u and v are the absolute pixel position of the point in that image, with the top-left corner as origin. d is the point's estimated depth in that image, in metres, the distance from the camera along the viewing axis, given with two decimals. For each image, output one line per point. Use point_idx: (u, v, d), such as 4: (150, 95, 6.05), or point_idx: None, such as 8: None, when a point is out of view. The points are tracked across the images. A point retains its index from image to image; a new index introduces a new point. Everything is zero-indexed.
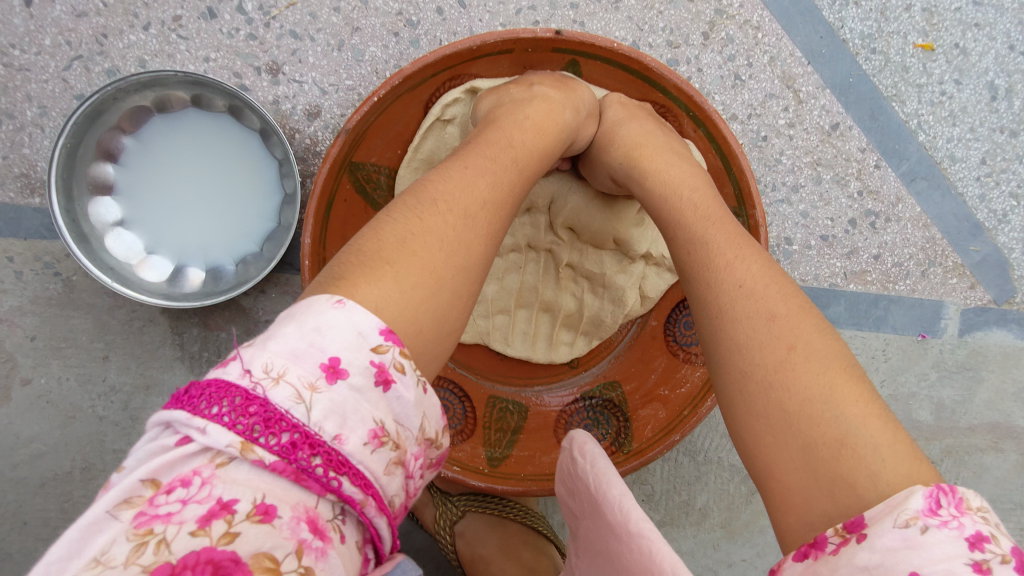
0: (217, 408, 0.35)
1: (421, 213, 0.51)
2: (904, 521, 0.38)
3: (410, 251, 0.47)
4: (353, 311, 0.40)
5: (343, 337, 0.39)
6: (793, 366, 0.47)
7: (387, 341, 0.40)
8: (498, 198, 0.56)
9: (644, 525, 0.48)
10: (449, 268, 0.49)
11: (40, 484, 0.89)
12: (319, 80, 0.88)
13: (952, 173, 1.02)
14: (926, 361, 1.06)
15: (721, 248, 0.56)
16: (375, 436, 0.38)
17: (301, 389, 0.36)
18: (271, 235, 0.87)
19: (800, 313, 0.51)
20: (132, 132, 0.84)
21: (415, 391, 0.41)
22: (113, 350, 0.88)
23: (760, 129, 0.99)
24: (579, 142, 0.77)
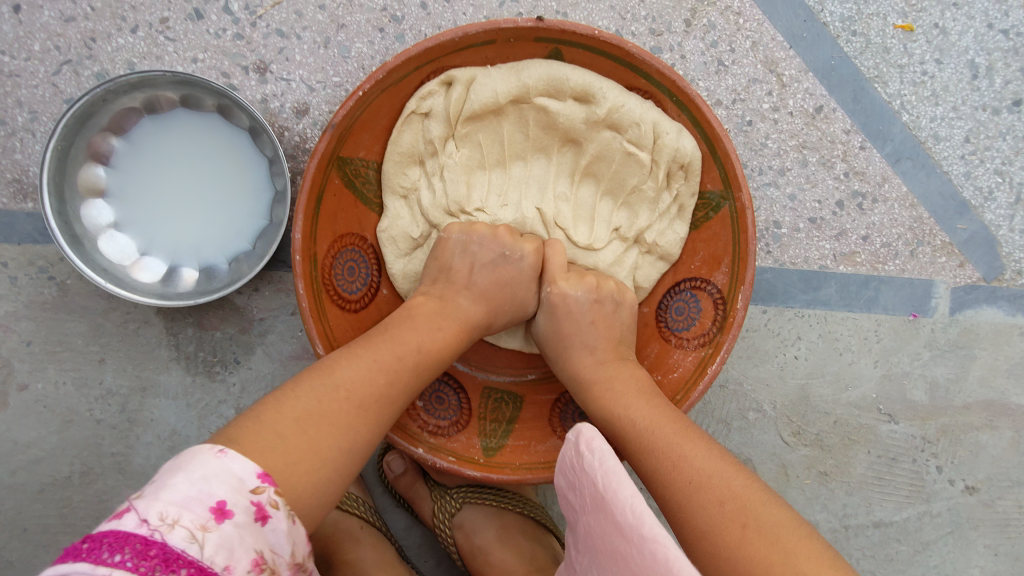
0: (119, 554, 0.43)
1: (323, 396, 0.59)
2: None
3: (306, 430, 0.55)
4: (234, 459, 0.49)
5: (227, 482, 0.48)
6: (748, 545, 0.53)
7: (265, 483, 0.50)
8: (396, 392, 0.64)
9: (659, 531, 0.48)
10: (333, 449, 0.56)
11: (39, 489, 0.89)
12: (306, 78, 0.89)
13: (936, 152, 1.03)
14: (919, 340, 1.07)
15: (666, 441, 0.65)
16: (254, 563, 0.48)
17: (194, 530, 0.45)
18: (263, 233, 0.88)
19: (740, 494, 0.57)
20: (121, 135, 0.84)
21: (288, 523, 0.51)
22: (109, 352, 0.89)
23: (745, 114, 1.00)
24: (498, 322, 0.84)
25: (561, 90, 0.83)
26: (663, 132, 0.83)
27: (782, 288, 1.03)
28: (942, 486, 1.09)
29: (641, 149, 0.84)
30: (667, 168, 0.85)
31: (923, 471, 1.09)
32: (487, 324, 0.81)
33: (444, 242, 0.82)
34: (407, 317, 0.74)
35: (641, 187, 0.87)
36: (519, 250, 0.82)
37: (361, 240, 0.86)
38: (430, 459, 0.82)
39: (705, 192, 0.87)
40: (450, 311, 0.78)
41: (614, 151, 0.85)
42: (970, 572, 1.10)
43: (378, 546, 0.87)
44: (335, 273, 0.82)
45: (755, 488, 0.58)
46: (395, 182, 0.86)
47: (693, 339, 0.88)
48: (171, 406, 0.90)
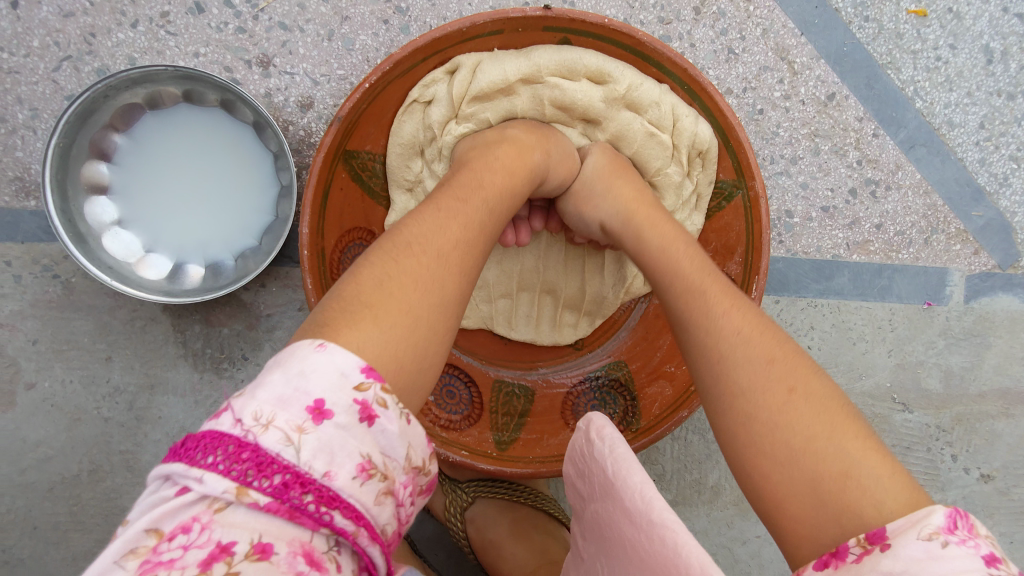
0: (212, 456, 0.36)
1: (394, 257, 0.51)
2: (928, 532, 0.41)
3: (387, 292, 0.48)
4: (334, 352, 0.41)
5: (329, 379, 0.39)
6: (791, 410, 0.50)
7: (369, 378, 0.41)
8: (473, 236, 0.56)
9: (667, 516, 0.48)
10: (423, 305, 0.49)
11: (49, 488, 0.89)
12: (310, 71, 0.88)
13: (951, 139, 1.01)
14: (933, 329, 1.06)
15: (717, 300, 0.59)
16: (361, 470, 0.39)
17: (290, 432, 0.37)
18: (269, 228, 0.87)
19: (800, 366, 0.53)
20: (124, 131, 0.83)
21: (400, 423, 0.42)
22: (116, 350, 0.88)
23: (756, 102, 0.98)
24: (552, 183, 0.77)
25: (576, 72, 0.81)
26: (681, 116, 0.83)
27: (795, 278, 1.02)
28: (957, 475, 1.08)
29: (661, 132, 0.83)
30: (687, 153, 0.85)
31: (938, 460, 1.08)
32: (548, 156, 0.75)
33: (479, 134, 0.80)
34: (466, 166, 0.68)
35: (665, 170, 0.86)
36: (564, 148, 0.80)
37: (368, 234, 0.86)
38: (444, 452, 0.81)
39: (719, 181, 0.87)
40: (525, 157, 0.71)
41: (635, 134, 0.84)
42: None
43: None
44: (344, 268, 0.81)
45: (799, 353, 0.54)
46: (399, 174, 0.85)
47: None
48: (180, 403, 0.90)
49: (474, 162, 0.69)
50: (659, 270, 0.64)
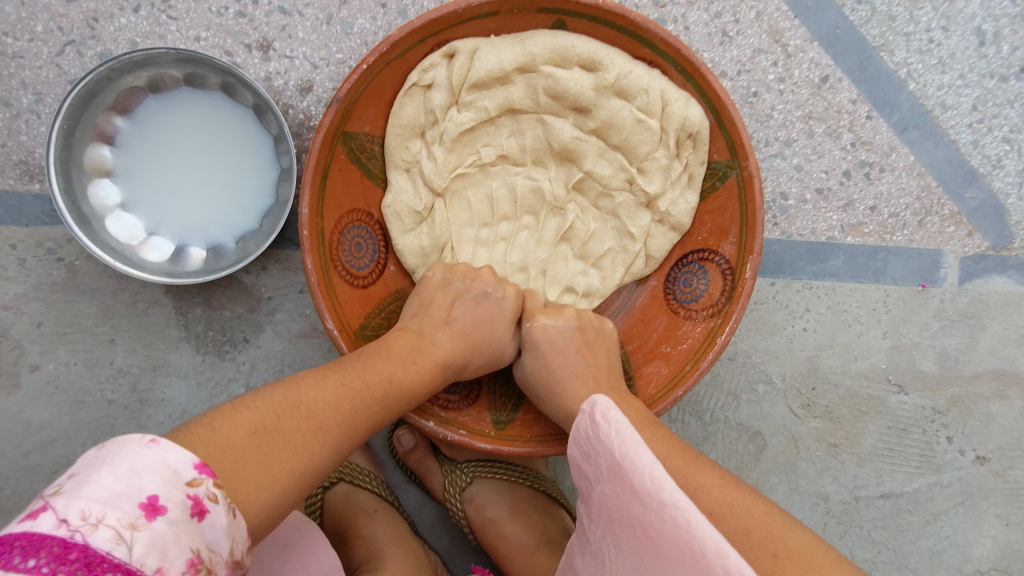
0: (32, 560, 0.36)
1: (283, 412, 0.55)
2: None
3: (258, 442, 0.51)
4: (166, 449, 0.43)
5: (161, 476, 0.42)
6: (782, 570, 0.53)
7: (202, 475, 0.44)
8: (359, 423, 0.62)
9: (678, 495, 0.49)
10: (288, 476, 0.53)
11: (53, 470, 0.90)
12: (309, 55, 0.89)
13: (944, 121, 1.02)
14: (928, 311, 1.07)
15: (680, 473, 0.64)
16: (191, 565, 0.41)
17: (121, 529, 0.39)
18: (269, 211, 0.88)
19: (759, 520, 0.57)
20: (126, 115, 0.85)
21: (227, 519, 0.45)
22: (119, 333, 0.89)
23: (750, 85, 0.99)
24: (473, 364, 0.82)
25: (568, 58, 0.83)
26: (671, 100, 0.84)
27: (790, 261, 1.03)
28: (952, 457, 1.09)
29: (650, 116, 0.84)
30: (676, 137, 0.85)
31: (933, 442, 1.09)
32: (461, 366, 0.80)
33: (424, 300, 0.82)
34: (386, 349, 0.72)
35: (653, 154, 0.86)
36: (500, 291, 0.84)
37: (367, 217, 0.87)
38: (442, 432, 0.82)
39: (712, 162, 0.87)
40: (430, 349, 0.77)
41: (626, 120, 0.85)
42: (980, 542, 1.10)
43: (390, 521, 0.87)
44: (343, 248, 0.82)
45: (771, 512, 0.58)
46: (397, 155, 0.85)
47: (702, 311, 0.89)
48: (183, 385, 0.91)
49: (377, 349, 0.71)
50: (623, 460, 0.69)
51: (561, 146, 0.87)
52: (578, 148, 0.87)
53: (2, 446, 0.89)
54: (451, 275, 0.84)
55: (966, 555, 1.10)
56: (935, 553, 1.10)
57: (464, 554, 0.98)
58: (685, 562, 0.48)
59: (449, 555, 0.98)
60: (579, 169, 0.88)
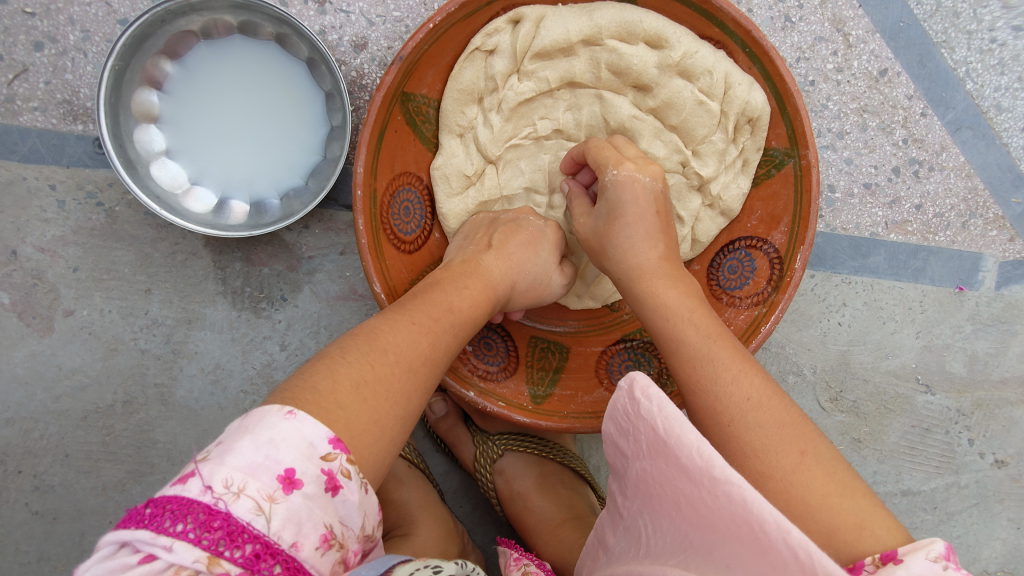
0: (181, 525, 0.42)
1: (372, 359, 0.60)
2: (932, 557, 0.47)
3: (363, 398, 0.56)
4: (302, 422, 0.49)
5: (297, 449, 0.47)
6: (806, 472, 0.56)
7: (335, 450, 0.50)
8: (436, 356, 0.66)
9: (731, 472, 0.47)
10: (392, 415, 0.58)
11: (83, 417, 0.89)
12: (366, 11, 0.87)
13: (997, 123, 1.01)
14: (962, 313, 1.07)
15: (726, 363, 0.63)
16: (324, 540, 0.47)
17: (260, 500, 0.44)
18: (316, 169, 0.86)
19: (785, 424, 0.59)
20: (176, 60, 0.82)
21: (359, 494, 0.51)
22: (155, 283, 0.88)
23: (808, 74, 0.98)
24: (517, 302, 0.85)
25: (634, 33, 0.81)
26: (734, 83, 0.82)
27: (831, 254, 1.02)
28: (972, 459, 1.10)
29: (711, 99, 0.83)
30: (735, 121, 0.84)
31: (955, 443, 1.10)
32: (510, 286, 0.81)
33: (466, 243, 0.83)
34: (438, 283, 0.74)
35: (710, 137, 0.85)
36: (544, 229, 0.86)
37: (417, 180, 0.85)
38: (482, 402, 0.82)
39: (769, 149, 0.86)
40: (483, 274, 0.78)
41: (685, 101, 0.83)
42: (991, 544, 1.11)
43: (420, 488, 0.88)
44: (392, 211, 0.81)
45: (798, 422, 0.59)
46: (452, 119, 0.84)
47: (746, 299, 0.88)
48: (217, 340, 0.90)
49: (444, 284, 0.74)
50: (664, 330, 0.68)
51: (617, 124, 0.85)
52: (634, 126, 0.85)
53: (32, 389, 0.88)
54: (498, 226, 0.84)
55: (975, 556, 1.11)
56: None
57: (484, 525, 0.97)
58: (741, 540, 0.47)
59: (470, 525, 0.97)
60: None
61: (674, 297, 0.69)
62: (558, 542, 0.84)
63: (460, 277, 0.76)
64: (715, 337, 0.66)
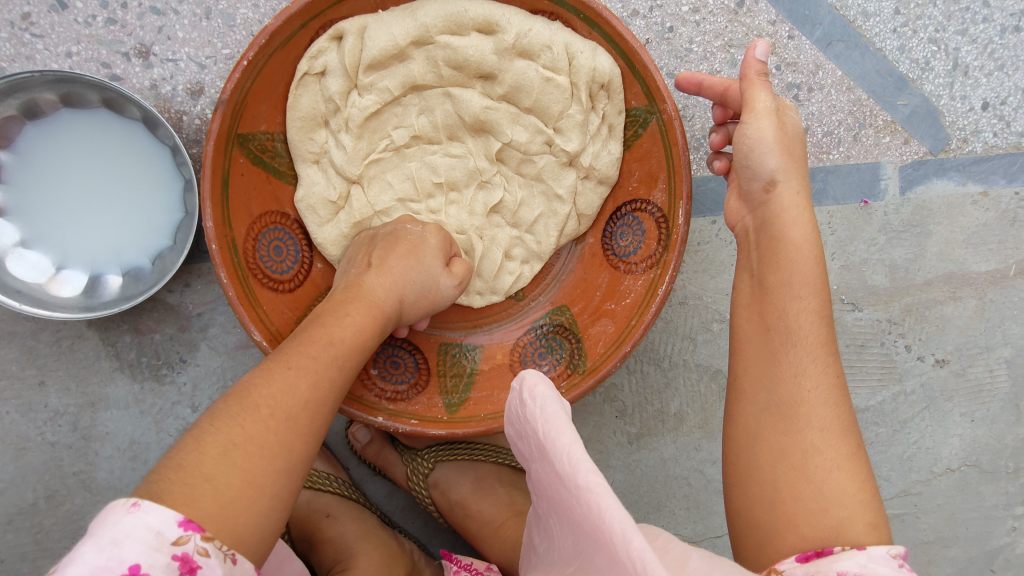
0: None
1: (242, 418, 0.55)
2: (893, 554, 0.53)
3: (231, 464, 0.52)
4: (148, 512, 0.45)
5: (142, 542, 0.43)
6: (843, 471, 0.58)
7: (188, 531, 0.46)
8: (319, 398, 0.61)
9: (592, 479, 0.44)
10: (270, 475, 0.54)
11: (8, 520, 0.88)
12: (194, 55, 0.84)
13: (866, 30, 1.00)
14: (873, 226, 1.05)
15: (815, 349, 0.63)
16: None
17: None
18: (182, 225, 0.84)
19: (841, 427, 0.60)
20: (8, 147, 0.79)
21: (224, 568, 0.47)
22: (47, 374, 0.86)
23: (665, 21, 0.95)
24: (410, 315, 0.79)
25: (463, 25, 0.78)
26: (577, 53, 0.79)
27: None
28: (912, 365, 1.09)
29: (558, 72, 0.80)
30: (589, 90, 0.81)
31: (893, 353, 1.09)
32: (399, 301, 0.75)
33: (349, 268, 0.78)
34: (316, 316, 0.69)
35: (567, 111, 0.82)
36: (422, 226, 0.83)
37: (283, 217, 0.83)
38: (393, 425, 0.81)
39: (631, 110, 0.84)
40: (364, 295, 0.72)
41: (533, 79, 0.80)
42: (949, 442, 1.12)
43: (358, 518, 0.87)
44: (260, 254, 0.79)
45: (850, 428, 0.61)
46: (303, 148, 0.81)
47: (640, 263, 0.86)
48: (125, 416, 0.88)
49: (324, 316, 0.68)
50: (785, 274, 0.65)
51: (473, 118, 0.83)
52: (490, 117, 0.83)
53: None
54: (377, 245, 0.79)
55: (936, 457, 1.12)
56: (905, 460, 1.11)
57: (439, 534, 0.98)
58: (602, 551, 0.43)
59: (427, 538, 0.98)
60: (498, 140, 0.85)
61: (794, 254, 0.65)
62: (502, 539, 0.84)
63: (340, 304, 0.70)
64: (812, 315, 0.63)
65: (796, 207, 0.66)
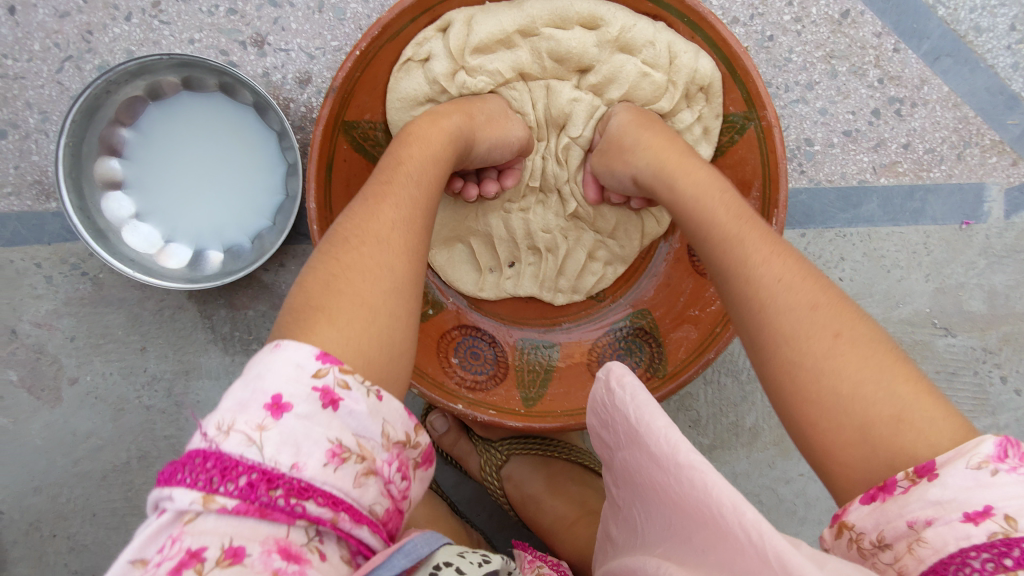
0: (182, 474, 0.39)
1: (337, 253, 0.53)
2: (977, 463, 0.42)
3: (336, 291, 0.49)
4: (287, 348, 0.43)
5: (283, 374, 0.42)
6: (840, 355, 0.50)
7: (326, 364, 0.43)
8: (411, 218, 0.58)
9: (694, 458, 0.42)
10: (379, 294, 0.51)
11: (103, 476, 0.93)
12: (304, 46, 0.88)
13: (978, 45, 0.96)
14: (973, 249, 1.01)
15: (756, 246, 0.58)
16: (333, 455, 0.41)
17: (250, 432, 0.39)
18: (282, 207, 0.88)
19: (823, 306, 0.53)
20: (131, 125, 0.85)
21: (366, 403, 0.44)
22: (149, 340, 0.91)
23: (765, 29, 0.94)
24: (497, 145, 0.77)
25: (567, 18, 0.79)
26: (678, 53, 0.80)
27: (820, 210, 0.98)
28: (1008, 398, 1.03)
29: (657, 69, 0.80)
30: (686, 89, 0.82)
31: (987, 384, 1.03)
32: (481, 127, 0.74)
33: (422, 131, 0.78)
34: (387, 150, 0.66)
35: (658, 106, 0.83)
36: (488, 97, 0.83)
37: None
38: (471, 415, 0.82)
39: (728, 115, 0.83)
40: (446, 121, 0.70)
41: (630, 75, 0.81)
42: None
43: (428, 504, 0.88)
44: None
45: (837, 305, 0.53)
46: (403, 127, 0.83)
47: None
48: (216, 386, 0.92)
49: (401, 141, 0.66)
50: (694, 207, 0.64)
51: (560, 112, 0.85)
52: (574, 110, 0.84)
53: (52, 456, 0.92)
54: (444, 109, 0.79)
55: None
56: None
57: (505, 529, 0.99)
58: (702, 528, 0.41)
59: (492, 532, 0.98)
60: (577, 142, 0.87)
61: (699, 186, 0.65)
62: (574, 539, 0.83)
63: (412, 124, 0.68)
64: (728, 215, 0.62)
65: (657, 141, 0.72)
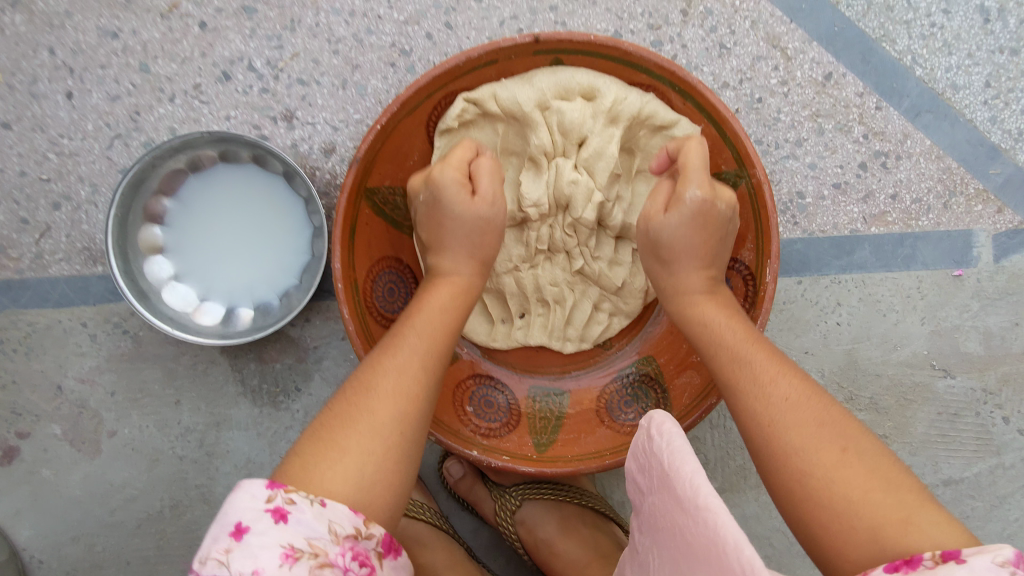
0: None
1: (353, 396, 0.63)
2: (999, 561, 0.43)
3: (343, 433, 0.60)
4: (247, 488, 0.53)
5: (241, 503, 0.52)
6: (845, 468, 0.56)
7: (273, 489, 0.53)
8: (418, 372, 0.65)
9: (712, 500, 0.46)
10: (377, 442, 0.60)
11: (137, 525, 0.98)
12: (329, 119, 0.96)
13: (956, 101, 1.02)
14: (965, 292, 1.05)
15: (764, 365, 0.65)
16: (287, 556, 0.50)
17: (220, 556, 0.50)
18: (308, 267, 0.94)
19: (846, 457, 0.57)
20: (172, 195, 0.93)
21: (313, 509, 0.53)
22: (183, 394, 0.97)
23: (754, 92, 1.01)
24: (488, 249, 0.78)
25: (570, 90, 0.87)
26: (668, 122, 0.87)
27: (815, 257, 1.03)
28: (1010, 437, 1.06)
29: None
30: None
31: (989, 424, 1.06)
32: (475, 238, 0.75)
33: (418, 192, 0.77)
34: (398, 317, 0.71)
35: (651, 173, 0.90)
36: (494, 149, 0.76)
37: (396, 262, 0.92)
38: (486, 460, 0.86)
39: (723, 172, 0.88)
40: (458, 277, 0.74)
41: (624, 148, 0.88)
42: None
43: (446, 549, 0.92)
44: (375, 293, 0.88)
45: (848, 426, 0.60)
46: None
47: None
48: (244, 437, 0.98)
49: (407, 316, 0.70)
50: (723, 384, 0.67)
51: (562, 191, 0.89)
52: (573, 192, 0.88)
53: (90, 506, 0.98)
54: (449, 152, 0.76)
55: None
56: (1007, 537, 1.07)
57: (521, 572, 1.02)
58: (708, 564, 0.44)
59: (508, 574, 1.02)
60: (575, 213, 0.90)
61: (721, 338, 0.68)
62: None
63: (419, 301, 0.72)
64: (734, 325, 0.69)
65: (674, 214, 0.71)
